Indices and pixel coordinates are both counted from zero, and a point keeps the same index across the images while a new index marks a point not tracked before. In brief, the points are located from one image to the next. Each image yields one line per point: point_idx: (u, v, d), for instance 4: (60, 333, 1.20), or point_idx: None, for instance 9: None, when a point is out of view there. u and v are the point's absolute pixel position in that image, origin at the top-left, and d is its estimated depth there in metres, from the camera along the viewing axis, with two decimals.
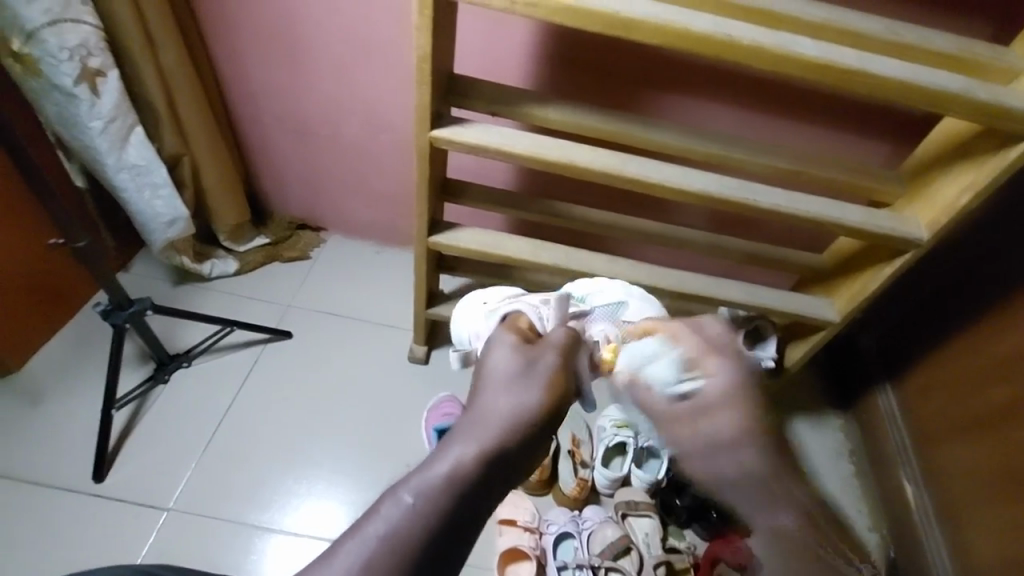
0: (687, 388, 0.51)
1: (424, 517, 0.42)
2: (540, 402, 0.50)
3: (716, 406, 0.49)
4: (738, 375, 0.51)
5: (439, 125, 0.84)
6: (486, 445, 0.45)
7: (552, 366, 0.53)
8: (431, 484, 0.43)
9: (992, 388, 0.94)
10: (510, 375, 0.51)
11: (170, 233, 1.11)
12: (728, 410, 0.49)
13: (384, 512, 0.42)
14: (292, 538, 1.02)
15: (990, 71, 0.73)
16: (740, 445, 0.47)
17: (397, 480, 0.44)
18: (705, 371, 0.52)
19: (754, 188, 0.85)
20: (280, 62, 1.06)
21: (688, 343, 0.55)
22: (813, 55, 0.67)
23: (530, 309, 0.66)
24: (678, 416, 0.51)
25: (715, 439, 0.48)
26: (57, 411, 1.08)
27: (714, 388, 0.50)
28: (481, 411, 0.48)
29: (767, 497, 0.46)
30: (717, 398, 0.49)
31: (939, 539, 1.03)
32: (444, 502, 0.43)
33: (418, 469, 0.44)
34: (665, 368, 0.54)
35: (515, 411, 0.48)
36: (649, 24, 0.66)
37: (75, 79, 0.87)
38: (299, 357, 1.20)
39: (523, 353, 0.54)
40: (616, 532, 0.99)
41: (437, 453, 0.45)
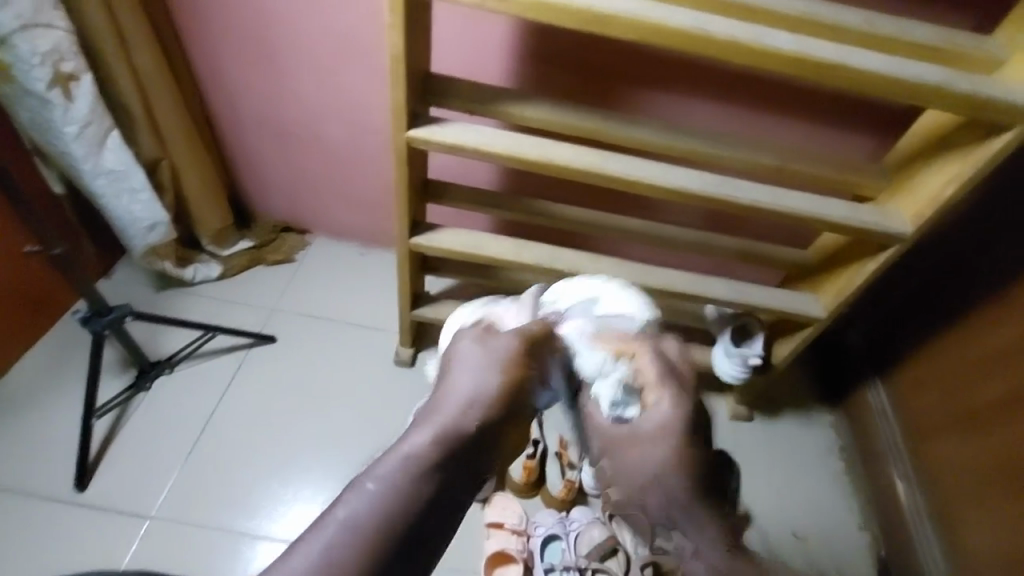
0: (628, 412, 0.61)
1: (390, 499, 0.46)
2: (494, 385, 0.56)
3: (657, 441, 0.59)
4: (678, 409, 0.60)
5: (416, 125, 0.83)
6: (445, 429, 0.52)
7: (508, 353, 0.59)
8: (393, 472, 0.48)
9: (984, 383, 0.93)
10: (465, 367, 0.58)
11: (151, 238, 1.10)
12: (665, 448, 0.59)
13: (347, 502, 0.46)
14: (277, 545, 1.01)
15: (971, 61, 0.72)
16: (663, 473, 0.59)
17: (360, 475, 0.49)
18: (647, 401, 0.60)
19: (736, 184, 0.84)
20: (260, 64, 1.05)
21: (648, 370, 0.61)
22: (789, 48, 0.66)
23: (500, 313, 0.70)
24: (632, 444, 0.60)
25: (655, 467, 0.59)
26: (37, 420, 1.07)
27: (653, 419, 0.60)
28: (442, 401, 0.55)
29: (684, 512, 0.59)
30: (659, 433, 0.59)
31: (931, 536, 1.02)
32: (404, 484, 0.47)
33: (382, 459, 0.49)
34: (611, 390, 0.62)
35: (470, 396, 0.55)
36: (624, 19, 0.65)
37: (48, 83, 0.86)
38: (283, 362, 1.19)
39: (482, 343, 0.60)
40: (603, 533, 0.98)
41: (397, 443, 0.50)
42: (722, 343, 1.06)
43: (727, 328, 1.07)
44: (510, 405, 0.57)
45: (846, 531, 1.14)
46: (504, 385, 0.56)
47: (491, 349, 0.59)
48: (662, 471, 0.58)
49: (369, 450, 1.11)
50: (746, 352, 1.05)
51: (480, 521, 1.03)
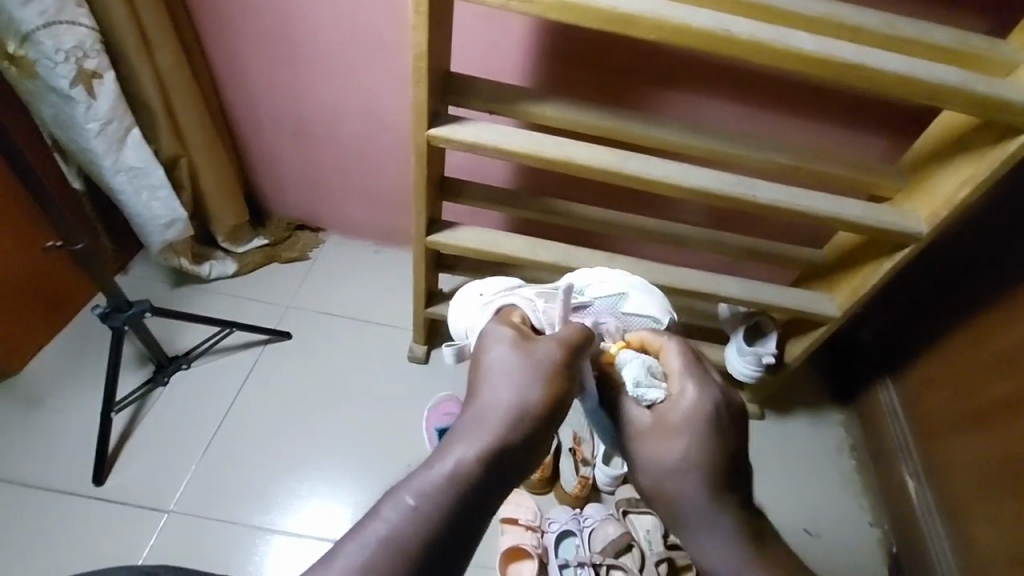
0: (651, 397, 0.59)
1: (426, 517, 0.44)
2: (534, 399, 0.51)
3: (680, 430, 0.58)
4: (702, 400, 0.59)
5: (436, 123, 0.84)
6: (483, 444, 0.48)
7: (550, 365, 0.53)
8: (429, 487, 0.45)
9: (994, 385, 0.94)
10: (505, 376, 0.52)
11: (169, 234, 1.10)
12: (690, 439, 0.58)
13: (383, 516, 0.44)
14: (292, 538, 1.02)
15: (990, 63, 0.73)
16: (680, 467, 0.58)
17: (396, 484, 0.47)
18: (670, 389, 0.60)
19: (754, 183, 0.85)
20: (277, 63, 1.06)
21: (671, 360, 0.61)
22: (809, 49, 0.66)
23: (527, 302, 0.64)
24: (652, 435, 0.59)
25: (674, 459, 0.58)
26: (57, 414, 1.07)
27: (678, 406, 0.58)
28: (479, 410, 0.51)
29: (709, 509, 0.58)
30: (683, 421, 0.58)
31: (941, 533, 1.03)
32: (442, 501, 0.45)
33: (418, 470, 0.47)
34: (636, 369, 0.60)
35: (509, 411, 0.50)
36: (647, 19, 0.66)
37: (72, 81, 0.87)
38: (299, 359, 1.20)
39: (521, 349, 0.54)
40: (618, 529, 0.99)
41: (436, 455, 0.48)
42: (735, 341, 1.06)
43: (741, 327, 1.08)
44: (553, 418, 0.52)
45: (858, 530, 1.14)
46: (546, 399, 0.51)
47: (530, 357, 0.53)
48: (682, 463, 0.58)
49: (383, 446, 1.12)
50: (761, 351, 1.05)
51: (495, 518, 1.04)
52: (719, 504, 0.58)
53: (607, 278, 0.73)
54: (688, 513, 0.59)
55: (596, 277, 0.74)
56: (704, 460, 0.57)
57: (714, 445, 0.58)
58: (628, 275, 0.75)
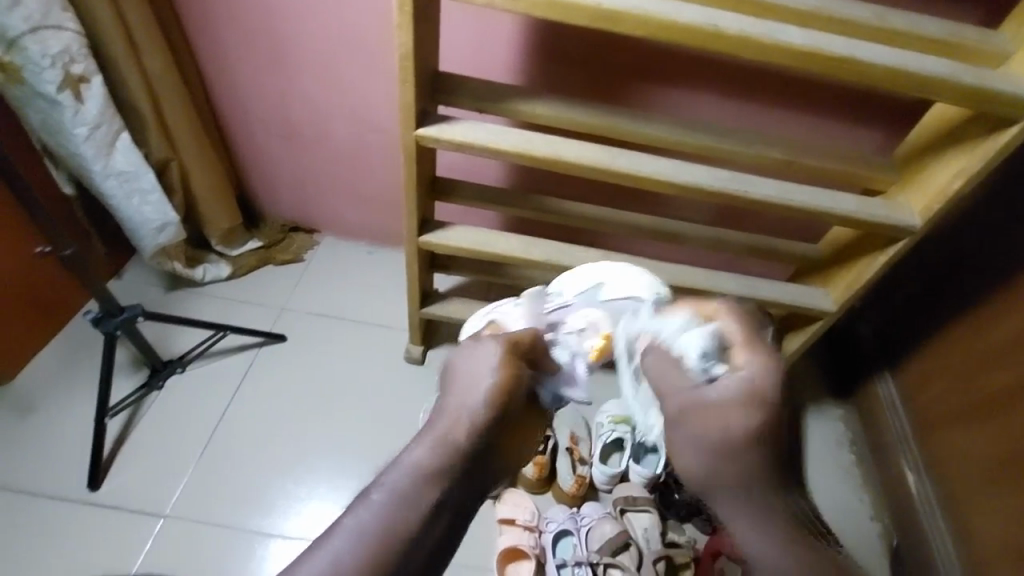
0: (714, 372, 0.53)
1: (387, 511, 0.50)
2: (486, 392, 0.53)
3: (748, 406, 0.51)
4: (768, 376, 0.52)
5: (425, 123, 0.83)
6: (439, 440, 0.53)
7: (499, 356, 0.55)
8: (390, 485, 0.51)
9: (990, 376, 0.94)
10: (460, 381, 0.55)
11: (161, 238, 1.10)
12: (752, 417, 0.52)
13: (348, 523, 0.49)
14: (291, 542, 1.01)
15: (982, 55, 0.72)
16: (744, 447, 0.53)
17: (367, 486, 0.52)
18: (734, 361, 0.53)
19: (746, 179, 0.84)
20: (266, 63, 1.05)
21: (731, 328, 0.54)
22: (799, 43, 0.65)
23: (503, 315, 0.66)
24: (709, 415, 0.53)
25: (732, 439, 0.52)
26: (52, 420, 1.07)
27: (744, 381, 0.52)
28: (439, 411, 0.55)
29: (753, 500, 0.54)
30: (750, 396, 0.51)
31: (943, 528, 1.02)
32: (404, 497, 0.50)
33: (383, 474, 0.52)
34: (695, 347, 0.54)
35: (463, 407, 0.54)
36: (634, 16, 0.65)
37: (59, 86, 0.87)
38: (294, 360, 1.20)
39: (474, 346, 0.57)
40: (614, 528, 0.99)
41: (398, 456, 0.53)
42: None
43: None
44: (509, 418, 0.55)
45: (860, 525, 1.14)
46: (499, 402, 0.54)
47: (484, 355, 0.55)
48: (739, 442, 0.52)
49: (380, 446, 1.12)
50: None
51: (493, 518, 1.04)
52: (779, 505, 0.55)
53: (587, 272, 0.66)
54: (746, 510, 0.54)
55: (574, 275, 0.68)
56: (756, 445, 0.52)
57: (773, 426, 0.52)
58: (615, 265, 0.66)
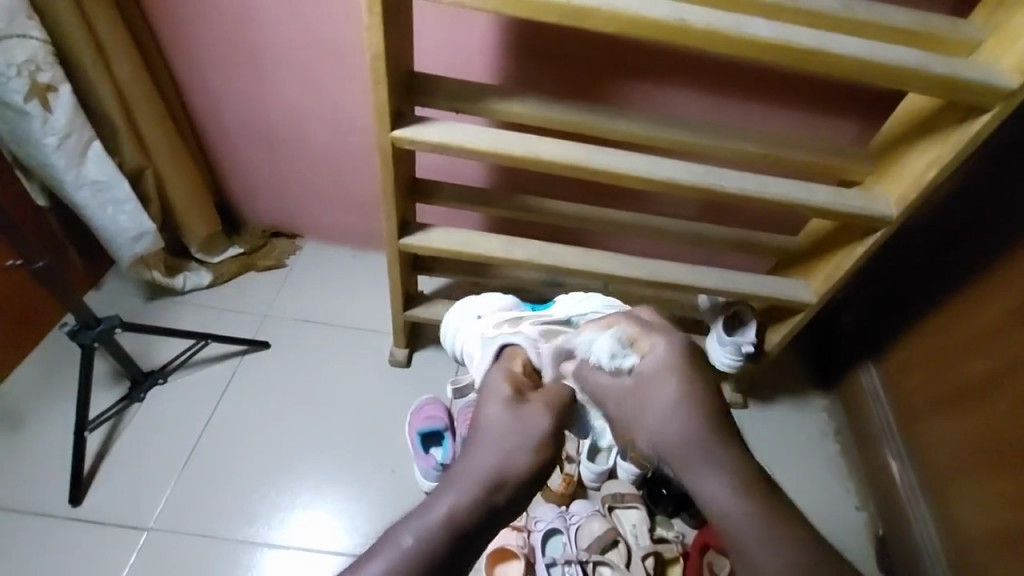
0: (629, 362, 0.63)
1: (420, 556, 0.53)
2: (526, 462, 0.59)
3: (659, 377, 0.62)
4: (674, 351, 0.63)
5: (400, 125, 0.82)
6: (474, 497, 0.56)
7: (542, 428, 0.61)
8: (426, 528, 0.54)
9: (970, 362, 0.95)
10: (500, 439, 0.60)
11: (138, 248, 1.08)
12: (673, 385, 0.62)
13: (384, 552, 0.53)
14: (278, 551, 1.00)
15: (952, 45, 0.73)
16: (684, 403, 0.61)
17: (397, 526, 0.55)
18: (642, 349, 0.64)
19: (723, 173, 0.84)
20: (240, 68, 1.04)
21: (629, 325, 0.65)
22: (767, 36, 0.66)
23: (528, 342, 0.72)
24: (633, 396, 0.63)
25: (664, 407, 0.61)
26: (30, 436, 1.06)
27: (650, 363, 0.63)
28: (475, 465, 0.58)
29: (709, 455, 0.59)
30: (658, 370, 0.62)
31: (925, 513, 1.03)
32: (434, 544, 0.54)
33: (417, 514, 0.56)
34: (607, 343, 0.64)
35: (503, 468, 0.58)
36: (603, 12, 0.65)
37: (25, 95, 0.85)
38: (278, 367, 1.19)
39: (515, 407, 0.62)
40: (603, 525, 0.99)
41: (433, 504, 0.56)
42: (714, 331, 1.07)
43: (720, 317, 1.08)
44: (539, 482, 0.60)
45: (845, 514, 1.14)
46: (535, 463, 0.59)
47: (528, 421, 0.61)
48: (674, 405, 0.61)
49: (367, 450, 1.12)
50: (740, 340, 1.05)
51: None
52: (727, 450, 0.60)
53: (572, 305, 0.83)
54: (695, 463, 0.60)
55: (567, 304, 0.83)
56: (694, 401, 0.61)
57: (702, 386, 0.62)
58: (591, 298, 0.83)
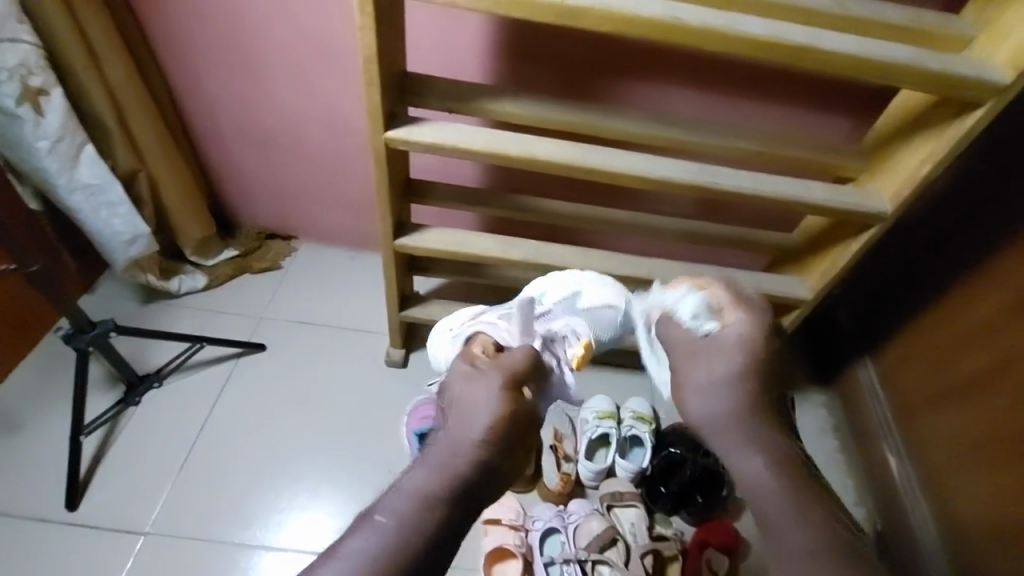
0: (708, 327, 0.64)
1: (396, 533, 0.54)
2: (489, 425, 0.59)
3: (728, 352, 0.64)
4: (752, 326, 0.64)
5: (394, 126, 0.82)
6: (445, 468, 0.57)
7: (496, 390, 0.61)
8: (401, 504, 0.55)
9: (966, 357, 0.95)
10: (462, 421, 0.60)
11: (132, 251, 1.08)
12: (733, 359, 0.64)
13: (362, 530, 0.54)
14: (276, 553, 1.00)
15: (944, 41, 0.73)
16: (736, 381, 0.64)
17: (372, 506, 0.57)
18: (725, 317, 0.64)
19: (717, 171, 0.84)
20: (232, 70, 1.04)
21: (717, 290, 0.65)
22: (760, 33, 0.65)
23: (490, 327, 0.73)
24: (699, 359, 0.65)
25: (722, 378, 0.64)
26: (26, 442, 1.05)
27: (728, 332, 0.64)
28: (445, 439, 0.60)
29: (747, 432, 0.64)
30: (731, 346, 0.64)
31: (924, 508, 1.03)
32: (409, 521, 0.54)
33: (391, 492, 0.57)
34: (690, 305, 0.64)
35: (466, 437, 0.59)
36: (595, 12, 0.65)
37: (17, 99, 0.85)
38: (274, 369, 1.18)
39: (472, 378, 0.62)
40: (602, 524, 0.99)
41: (405, 480, 0.57)
42: None
43: None
44: (507, 442, 0.60)
45: (843, 510, 1.14)
46: (499, 425, 0.59)
47: (485, 388, 0.61)
48: (727, 377, 0.64)
49: (365, 451, 1.11)
50: None
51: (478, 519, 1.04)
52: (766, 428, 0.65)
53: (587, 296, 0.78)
54: (733, 436, 0.64)
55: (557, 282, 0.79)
56: (746, 382, 0.64)
57: (760, 367, 0.64)
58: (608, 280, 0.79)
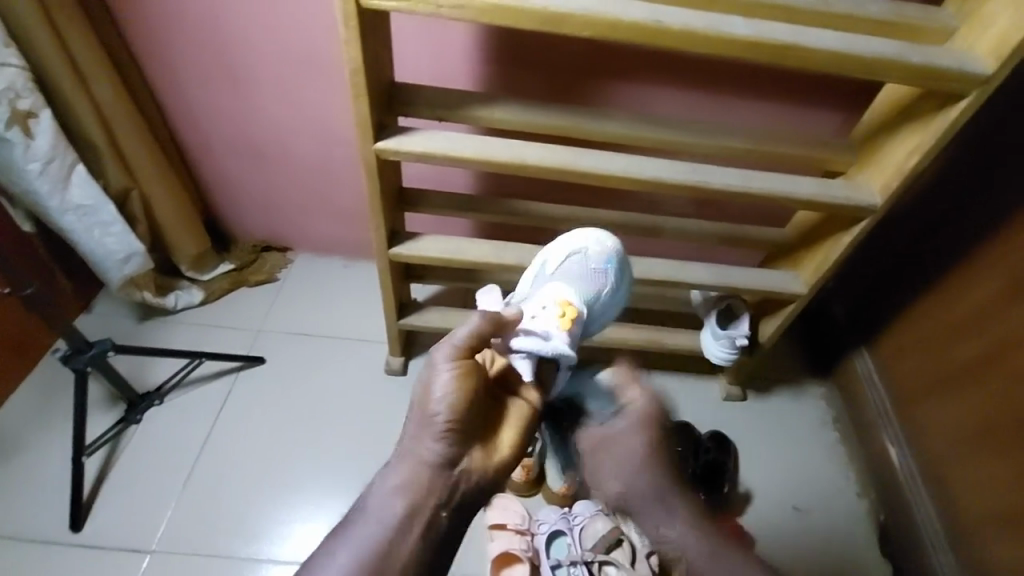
0: (614, 411, 0.73)
1: (389, 527, 0.59)
2: (449, 419, 0.59)
3: (632, 435, 0.72)
4: (645, 407, 0.73)
5: (384, 136, 0.82)
6: (418, 466, 0.60)
7: (449, 386, 0.59)
8: (388, 504, 0.59)
9: (961, 345, 0.95)
10: (415, 422, 0.61)
11: (127, 269, 1.08)
12: (637, 441, 0.72)
13: (360, 528, 0.60)
14: (282, 567, 1.00)
15: (927, 33, 0.74)
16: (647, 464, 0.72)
17: (364, 499, 0.62)
18: (629, 396, 0.73)
19: (708, 169, 0.85)
20: (220, 85, 1.04)
21: (622, 375, 0.74)
22: (744, 33, 0.66)
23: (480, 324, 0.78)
24: (609, 445, 0.73)
25: (636, 462, 0.72)
26: (28, 464, 1.05)
27: (631, 413, 0.72)
28: (414, 439, 0.60)
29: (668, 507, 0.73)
30: (633, 428, 0.72)
31: (927, 497, 1.03)
32: (398, 516, 0.59)
33: (377, 489, 0.61)
34: (601, 392, 0.73)
35: (432, 438, 0.59)
36: (579, 17, 0.65)
37: (6, 123, 0.85)
38: (274, 382, 1.18)
39: (428, 378, 0.60)
40: (606, 525, 0.98)
41: (386, 479, 0.61)
42: (708, 325, 1.07)
43: (714, 310, 1.09)
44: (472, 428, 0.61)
45: (846, 502, 1.15)
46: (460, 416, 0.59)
47: (439, 386, 0.59)
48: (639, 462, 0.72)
49: (368, 460, 1.12)
50: (734, 334, 1.05)
51: (484, 524, 1.04)
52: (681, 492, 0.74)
53: (576, 272, 0.83)
54: (654, 509, 0.73)
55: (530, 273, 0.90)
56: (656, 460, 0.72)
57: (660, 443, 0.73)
58: (585, 252, 0.86)
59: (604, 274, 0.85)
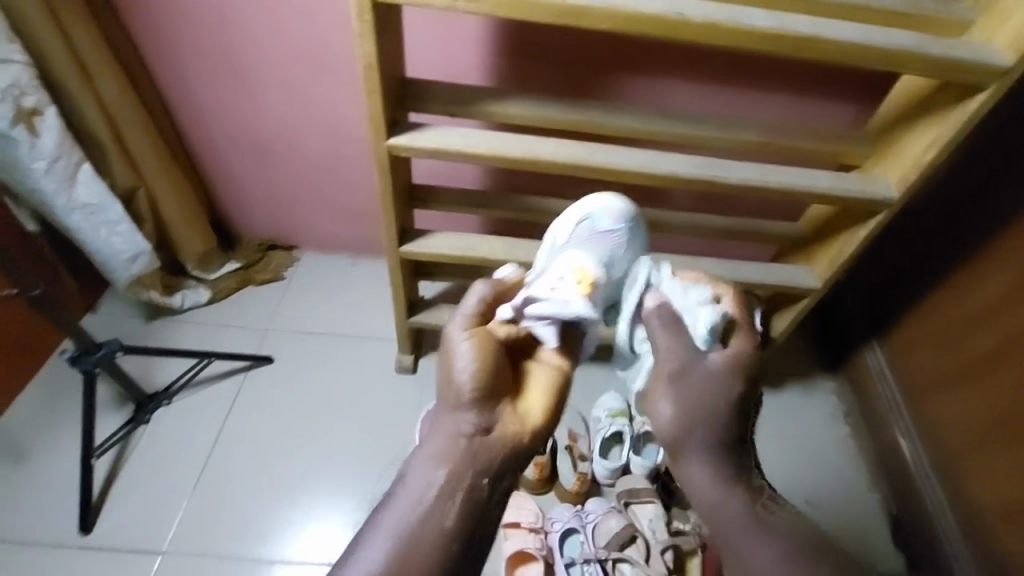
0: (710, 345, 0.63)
1: (428, 499, 0.58)
2: (476, 381, 0.60)
3: (718, 383, 0.62)
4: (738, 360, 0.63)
5: (396, 132, 0.81)
6: (453, 434, 0.60)
7: (471, 349, 0.61)
8: (423, 476, 0.59)
9: (975, 338, 0.95)
10: (442, 397, 0.62)
11: (134, 269, 1.07)
12: (720, 390, 0.62)
13: (398, 505, 0.58)
14: (294, 567, 0.99)
15: (946, 25, 0.73)
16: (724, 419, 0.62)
17: (400, 478, 0.61)
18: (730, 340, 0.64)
19: (723, 164, 0.84)
20: (226, 81, 1.03)
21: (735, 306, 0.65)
22: (765, 25, 0.65)
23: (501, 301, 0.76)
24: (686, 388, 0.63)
25: (713, 411, 0.62)
26: (37, 466, 1.04)
27: (723, 357, 0.63)
28: (445, 408, 0.61)
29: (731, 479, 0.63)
30: (719, 377, 0.62)
31: (939, 491, 1.03)
32: (435, 487, 0.58)
33: (414, 465, 0.60)
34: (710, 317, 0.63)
35: (461, 402, 0.60)
36: (598, 10, 0.64)
37: (11, 121, 0.83)
38: (282, 381, 1.17)
39: (449, 348, 0.62)
40: (621, 522, 0.99)
41: (421, 452, 0.60)
42: None
43: None
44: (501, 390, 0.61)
45: (857, 496, 1.15)
46: (486, 378, 0.60)
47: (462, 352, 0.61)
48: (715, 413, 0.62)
49: (378, 459, 1.11)
50: None
51: (498, 523, 1.03)
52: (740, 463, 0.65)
53: (586, 238, 0.78)
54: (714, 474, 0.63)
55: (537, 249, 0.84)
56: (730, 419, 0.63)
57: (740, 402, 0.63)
58: (593, 217, 0.80)
59: (616, 236, 0.79)
